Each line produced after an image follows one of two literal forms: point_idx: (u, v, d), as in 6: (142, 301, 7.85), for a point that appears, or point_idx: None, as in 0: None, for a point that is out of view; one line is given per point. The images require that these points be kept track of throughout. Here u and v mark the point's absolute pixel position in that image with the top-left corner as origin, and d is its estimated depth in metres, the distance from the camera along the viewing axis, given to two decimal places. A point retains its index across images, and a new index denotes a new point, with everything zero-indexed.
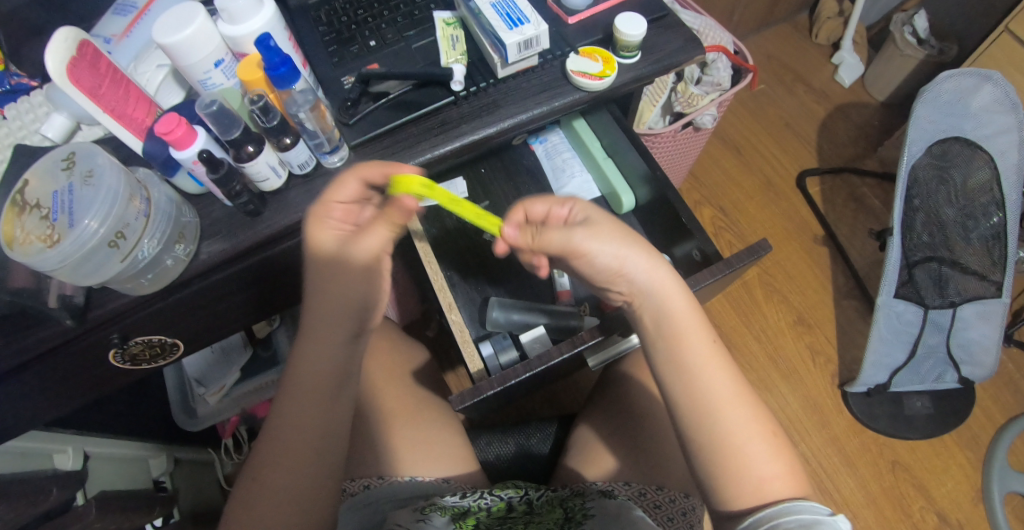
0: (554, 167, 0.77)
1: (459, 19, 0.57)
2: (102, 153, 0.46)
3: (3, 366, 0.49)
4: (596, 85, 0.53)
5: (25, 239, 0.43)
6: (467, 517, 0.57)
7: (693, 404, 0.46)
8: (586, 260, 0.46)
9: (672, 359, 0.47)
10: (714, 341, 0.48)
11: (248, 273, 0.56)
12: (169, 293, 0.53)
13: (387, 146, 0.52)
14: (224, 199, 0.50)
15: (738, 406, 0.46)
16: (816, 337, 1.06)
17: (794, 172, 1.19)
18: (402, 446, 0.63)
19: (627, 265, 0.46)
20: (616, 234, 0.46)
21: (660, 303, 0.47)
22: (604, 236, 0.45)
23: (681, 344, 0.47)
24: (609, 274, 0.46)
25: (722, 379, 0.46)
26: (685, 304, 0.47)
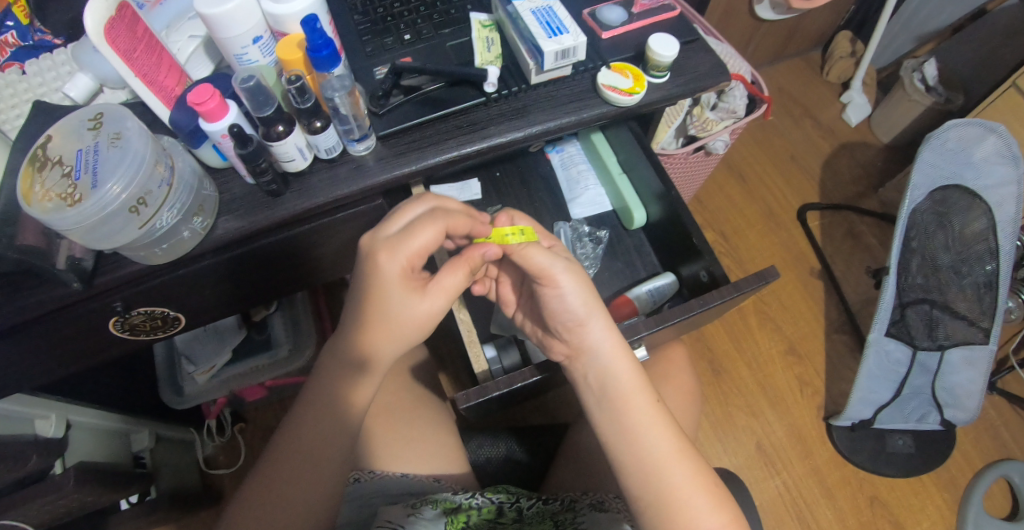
0: (568, 178, 0.74)
1: (495, 22, 0.57)
2: (131, 117, 0.46)
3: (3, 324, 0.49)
4: (626, 101, 0.54)
5: (46, 195, 0.43)
6: (458, 514, 0.59)
7: (633, 458, 0.48)
8: (552, 292, 0.50)
9: (616, 415, 0.49)
10: (657, 398, 0.51)
11: (247, 257, 0.55)
12: (163, 270, 0.52)
13: (414, 139, 0.51)
14: (247, 175, 0.49)
15: (678, 461, 0.47)
16: (805, 369, 1.07)
17: (795, 203, 1.21)
18: (382, 433, 0.63)
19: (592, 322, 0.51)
20: (589, 291, 0.51)
21: (606, 365, 0.51)
22: (576, 282, 0.50)
23: (623, 403, 0.49)
24: (575, 321, 0.51)
25: (659, 436, 0.48)
26: (629, 361, 0.51)
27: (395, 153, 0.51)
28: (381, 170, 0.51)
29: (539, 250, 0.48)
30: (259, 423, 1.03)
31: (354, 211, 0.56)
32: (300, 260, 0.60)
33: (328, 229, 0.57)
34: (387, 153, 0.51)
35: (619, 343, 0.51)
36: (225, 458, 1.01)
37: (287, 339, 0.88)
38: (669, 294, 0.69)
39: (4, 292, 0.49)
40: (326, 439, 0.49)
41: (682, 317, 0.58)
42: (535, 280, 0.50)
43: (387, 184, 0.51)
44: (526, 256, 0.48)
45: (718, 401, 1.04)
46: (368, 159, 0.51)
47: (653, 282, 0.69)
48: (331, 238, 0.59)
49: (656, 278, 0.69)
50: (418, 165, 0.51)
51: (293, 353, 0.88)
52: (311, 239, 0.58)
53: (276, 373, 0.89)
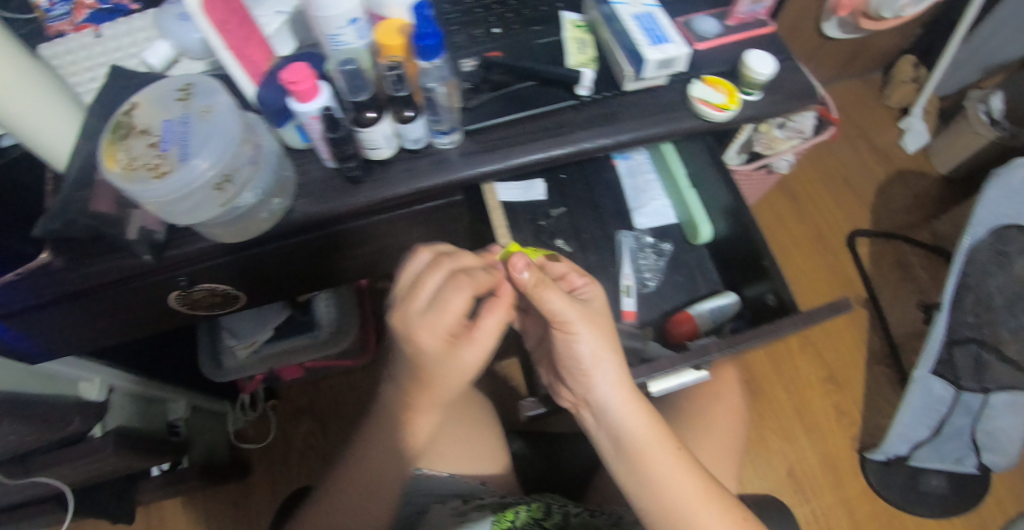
0: (634, 186, 0.73)
1: (588, 22, 0.56)
2: (222, 91, 0.44)
3: (68, 288, 0.50)
4: (717, 117, 0.52)
5: (131, 165, 0.41)
6: (505, 512, 0.57)
7: (658, 507, 0.48)
8: (568, 341, 0.45)
9: (636, 467, 0.48)
10: (677, 441, 0.49)
11: (308, 245, 0.54)
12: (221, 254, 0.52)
13: (501, 137, 0.50)
14: (329, 158, 0.48)
15: (704, 507, 0.47)
16: (843, 398, 1.05)
17: (845, 228, 1.18)
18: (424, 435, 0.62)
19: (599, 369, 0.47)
20: (600, 340, 0.47)
21: (619, 420, 0.48)
22: (587, 333, 0.45)
23: (641, 457, 0.48)
24: (580, 370, 0.47)
25: (685, 484, 0.48)
26: (644, 412, 0.49)
27: (481, 149, 0.49)
28: (464, 165, 0.49)
29: (559, 295, 0.44)
30: (291, 401, 1.03)
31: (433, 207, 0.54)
32: (362, 252, 0.58)
33: (403, 223, 0.55)
34: (472, 148, 0.49)
35: (631, 391, 0.49)
36: (255, 432, 1.01)
37: (330, 323, 0.88)
38: (729, 314, 0.67)
39: (68, 258, 0.50)
40: (377, 478, 0.54)
41: (753, 342, 0.55)
42: (553, 326, 0.45)
43: (467, 181, 0.49)
44: (547, 301, 0.44)
45: (752, 421, 1.03)
46: (453, 152, 0.49)
47: (715, 300, 0.67)
48: (402, 233, 0.57)
49: (717, 296, 0.68)
50: (505, 164, 0.49)
51: (335, 336, 0.88)
52: (379, 232, 0.56)
53: (316, 354, 0.88)
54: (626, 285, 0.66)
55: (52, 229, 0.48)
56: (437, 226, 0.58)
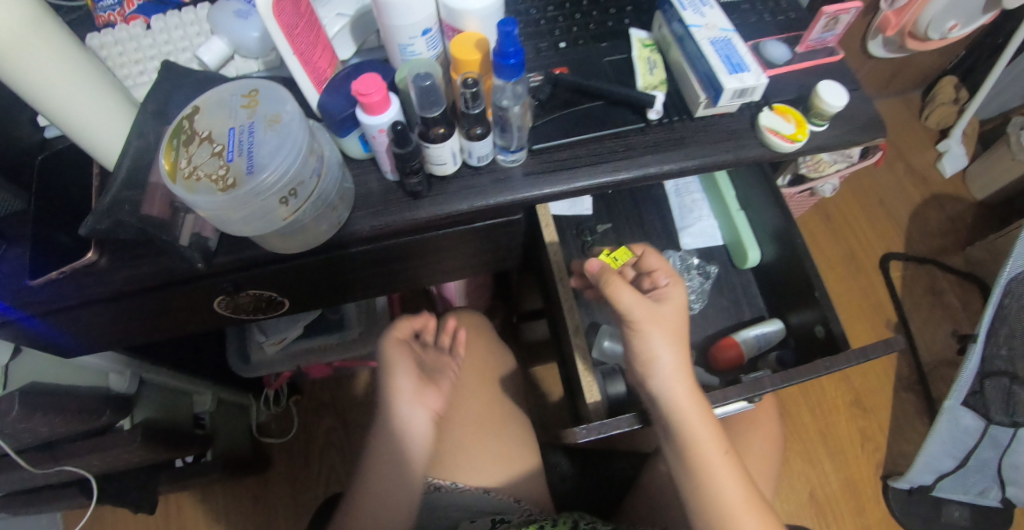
0: (681, 206, 0.71)
1: (655, 42, 0.56)
2: (289, 99, 0.43)
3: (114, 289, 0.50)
4: (786, 148, 0.51)
5: (196, 174, 0.40)
6: (532, 523, 0.56)
7: (701, 504, 0.49)
8: (639, 336, 0.49)
9: (685, 462, 0.50)
10: (726, 443, 0.50)
11: (372, 255, 0.53)
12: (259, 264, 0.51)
13: (568, 157, 0.49)
14: (391, 171, 0.46)
15: (745, 513, 0.48)
16: (869, 423, 1.04)
17: (878, 250, 1.16)
18: (456, 451, 0.63)
19: (660, 361, 0.49)
20: (669, 335, 0.49)
21: (673, 415, 0.50)
22: (654, 330, 0.49)
23: (691, 451, 0.49)
24: (644, 362, 0.50)
25: (727, 483, 0.49)
26: (701, 410, 0.50)
27: (546, 169, 0.48)
28: (528, 185, 0.48)
29: (630, 293, 0.48)
30: (315, 398, 1.02)
31: (496, 222, 0.53)
32: (413, 265, 0.58)
33: (464, 236, 0.54)
34: (537, 168, 0.48)
35: (691, 387, 0.50)
36: (277, 427, 1.01)
37: (359, 323, 0.87)
38: (774, 342, 0.66)
39: (113, 258, 0.50)
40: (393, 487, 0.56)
41: (805, 376, 0.55)
42: (627, 321, 0.49)
43: (529, 201, 0.48)
44: (620, 298, 0.49)
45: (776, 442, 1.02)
46: (516, 170, 0.48)
47: (761, 327, 0.66)
48: (457, 246, 0.56)
49: (762, 323, 0.66)
50: (569, 185, 0.48)
51: (363, 336, 0.87)
52: (437, 244, 0.54)
53: (346, 353, 0.89)
54: None
55: (99, 229, 0.45)
56: (496, 240, 0.57)
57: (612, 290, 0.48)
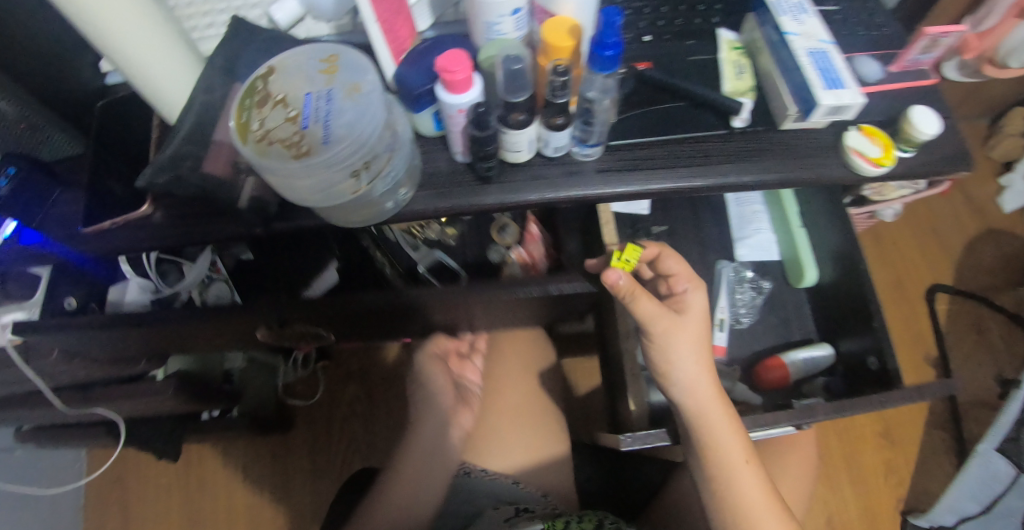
0: (740, 215, 0.69)
1: (744, 45, 0.54)
2: (370, 69, 0.41)
3: (166, 245, 0.50)
4: (870, 172, 0.48)
5: (267, 137, 0.39)
6: (556, 519, 0.54)
7: (722, 508, 0.48)
8: (659, 340, 0.49)
9: (705, 466, 0.49)
10: (749, 450, 0.49)
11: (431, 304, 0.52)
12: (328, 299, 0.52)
13: (644, 157, 0.47)
14: (462, 152, 0.45)
15: (767, 519, 0.47)
16: (895, 456, 1.01)
17: (925, 280, 1.12)
18: (488, 437, 0.62)
19: (678, 368, 0.49)
20: (691, 343, 0.49)
21: (694, 418, 0.49)
22: (679, 337, 0.49)
23: (709, 455, 0.49)
24: (662, 365, 0.50)
25: (750, 489, 0.48)
26: (726, 414, 0.49)
27: (622, 167, 0.47)
28: (601, 182, 0.46)
29: (648, 300, 0.47)
30: (341, 365, 1.02)
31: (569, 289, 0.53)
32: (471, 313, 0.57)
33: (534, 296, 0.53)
34: (612, 165, 0.46)
35: (713, 388, 0.49)
36: (303, 389, 1.00)
37: None
38: (822, 367, 0.64)
39: (167, 213, 0.50)
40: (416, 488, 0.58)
41: (856, 409, 0.54)
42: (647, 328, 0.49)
43: (600, 199, 0.46)
44: (639, 305, 0.48)
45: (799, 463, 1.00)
46: (591, 165, 0.46)
47: (810, 350, 0.64)
48: (522, 303, 0.55)
49: (812, 346, 0.64)
50: (642, 186, 0.46)
51: None
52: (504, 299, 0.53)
53: None
54: (720, 319, 0.63)
55: (157, 182, 0.45)
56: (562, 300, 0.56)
57: (633, 297, 0.47)
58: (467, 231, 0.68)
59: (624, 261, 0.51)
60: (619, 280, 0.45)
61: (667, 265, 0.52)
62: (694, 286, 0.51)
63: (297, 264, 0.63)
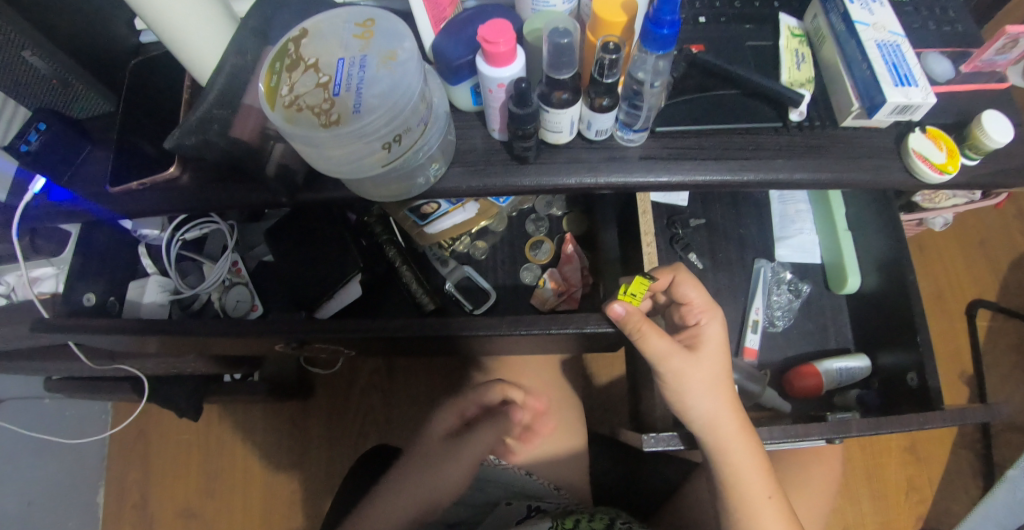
0: (783, 214, 0.65)
1: (805, 33, 0.51)
2: (407, 35, 0.39)
3: (191, 208, 0.49)
4: (932, 178, 0.45)
5: (295, 103, 0.37)
6: (566, 517, 0.52)
7: None
8: (672, 372, 0.47)
9: (724, 502, 0.47)
10: (771, 486, 0.47)
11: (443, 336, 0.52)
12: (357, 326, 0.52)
13: (692, 145, 0.45)
14: (499, 129, 0.43)
15: None
16: (920, 473, 0.98)
17: (968, 294, 1.07)
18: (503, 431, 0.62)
19: (691, 402, 0.47)
20: (705, 381, 0.47)
21: (712, 452, 0.47)
22: (694, 374, 0.47)
23: (729, 491, 0.47)
24: (675, 398, 0.48)
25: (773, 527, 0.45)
26: (746, 448, 0.47)
27: (668, 155, 0.44)
28: (644, 169, 0.44)
29: (657, 334, 0.46)
30: None
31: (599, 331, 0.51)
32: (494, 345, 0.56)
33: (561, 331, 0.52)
34: (658, 152, 0.44)
35: (733, 421, 0.47)
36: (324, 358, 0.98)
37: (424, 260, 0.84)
38: (858, 379, 0.61)
39: (195, 177, 0.49)
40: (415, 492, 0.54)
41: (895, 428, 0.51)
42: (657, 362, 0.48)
43: (641, 186, 0.44)
44: (645, 340, 0.47)
45: None
46: (635, 151, 0.44)
47: (847, 361, 0.61)
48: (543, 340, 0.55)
49: (848, 357, 0.61)
50: (686, 178, 0.44)
51: None
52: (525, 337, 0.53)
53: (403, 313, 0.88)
54: (754, 320, 0.60)
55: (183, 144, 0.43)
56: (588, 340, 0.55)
57: (639, 331, 0.46)
58: (498, 245, 0.67)
59: (631, 295, 0.49)
60: (618, 312, 0.46)
61: (683, 294, 0.50)
62: (709, 316, 0.50)
63: (318, 277, 0.60)
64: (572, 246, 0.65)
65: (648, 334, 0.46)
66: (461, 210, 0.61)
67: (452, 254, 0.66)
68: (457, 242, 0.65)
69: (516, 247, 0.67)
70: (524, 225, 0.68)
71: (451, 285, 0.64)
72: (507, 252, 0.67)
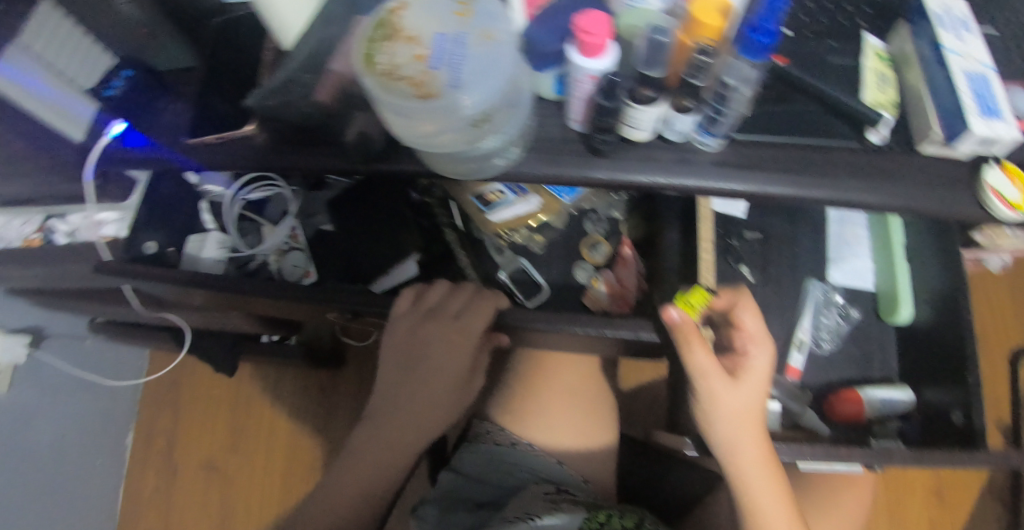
0: (840, 236, 0.65)
1: (890, 56, 0.50)
2: (504, 19, 0.40)
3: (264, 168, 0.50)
4: (1006, 216, 0.44)
5: (393, 72, 0.37)
6: (597, 511, 0.52)
7: None
8: (711, 395, 0.49)
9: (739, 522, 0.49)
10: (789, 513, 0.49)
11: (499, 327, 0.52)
12: (405, 309, 0.51)
13: (767, 156, 0.44)
14: (578, 120, 0.44)
15: None
16: (942, 515, 0.96)
17: (1011, 341, 1.04)
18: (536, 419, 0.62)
19: (720, 425, 0.49)
20: (740, 408, 0.49)
21: (735, 474, 0.49)
22: (731, 398, 0.48)
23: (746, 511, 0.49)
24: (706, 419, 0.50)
25: None
26: (768, 475, 0.49)
27: (742, 164, 0.44)
28: (716, 174, 0.43)
29: (703, 353, 0.47)
30: None
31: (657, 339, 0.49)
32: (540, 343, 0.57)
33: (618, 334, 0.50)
34: (733, 160, 0.44)
35: (760, 448, 0.49)
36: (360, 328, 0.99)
37: None
38: (898, 412, 0.61)
39: (270, 138, 0.50)
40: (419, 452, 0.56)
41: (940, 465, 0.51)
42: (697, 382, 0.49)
43: (711, 192, 0.44)
44: (691, 356, 0.48)
45: None
46: (710, 156, 0.44)
47: (888, 391, 0.60)
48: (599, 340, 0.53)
49: (890, 387, 0.61)
50: (756, 188, 0.43)
51: None
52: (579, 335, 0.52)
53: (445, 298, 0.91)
54: (800, 340, 0.60)
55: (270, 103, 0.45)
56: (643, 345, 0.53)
57: (686, 347, 0.47)
58: (556, 241, 0.69)
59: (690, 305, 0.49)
60: (674, 318, 0.46)
61: (738, 319, 0.52)
62: (758, 346, 0.51)
63: (370, 255, 0.62)
64: (629, 249, 0.65)
65: (694, 352, 0.47)
66: (524, 202, 0.62)
67: (509, 245, 0.67)
68: (516, 233, 0.66)
69: (572, 245, 0.69)
70: (583, 225, 0.69)
71: (505, 275, 0.65)
72: (563, 250, 0.69)
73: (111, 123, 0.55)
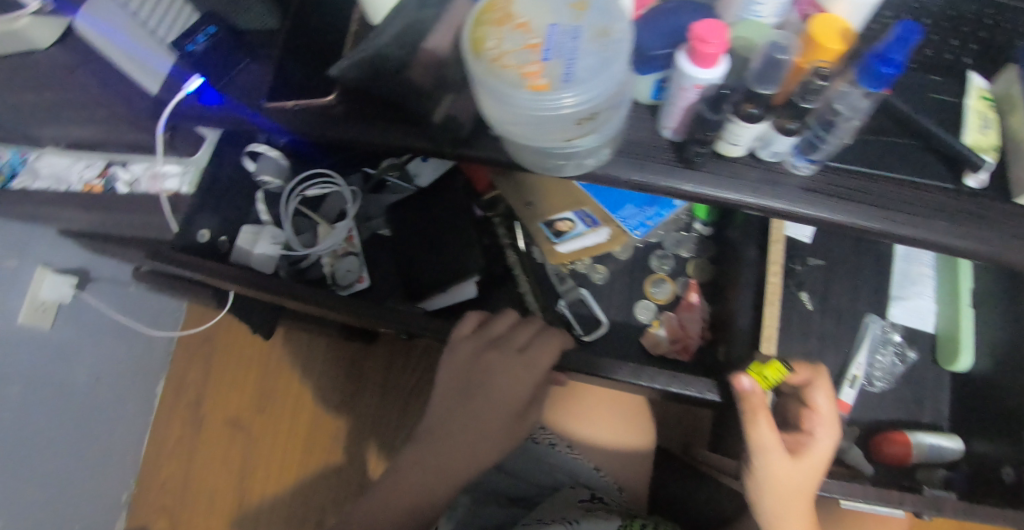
0: (906, 273, 0.63)
1: (994, 97, 0.48)
2: (620, 14, 0.39)
3: (338, 138, 0.49)
4: None
5: (504, 57, 0.37)
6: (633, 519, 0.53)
7: None
8: (766, 470, 0.47)
9: None
10: None
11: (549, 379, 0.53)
12: (467, 333, 0.54)
13: (858, 188, 0.43)
14: (673, 129, 0.43)
15: None
16: None
17: None
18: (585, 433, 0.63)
19: (767, 502, 0.47)
20: (795, 490, 0.47)
21: None
22: (788, 477, 0.46)
23: None
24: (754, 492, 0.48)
25: None
26: None
27: (832, 193, 0.43)
28: (804, 201, 0.43)
29: (768, 427, 0.46)
30: None
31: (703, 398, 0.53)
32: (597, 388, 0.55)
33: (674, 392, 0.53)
34: (823, 188, 0.43)
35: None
36: None
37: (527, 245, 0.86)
38: (944, 460, 0.59)
39: (349, 109, 0.49)
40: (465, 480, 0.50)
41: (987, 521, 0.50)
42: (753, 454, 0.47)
43: (796, 218, 0.43)
44: (754, 427, 0.46)
45: None
46: (801, 180, 0.43)
47: (937, 438, 0.59)
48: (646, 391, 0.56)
49: (939, 435, 0.59)
50: (845, 219, 0.42)
51: None
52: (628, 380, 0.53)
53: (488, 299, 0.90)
54: (854, 375, 0.59)
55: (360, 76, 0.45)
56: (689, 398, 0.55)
57: (753, 415, 0.46)
58: (618, 272, 0.70)
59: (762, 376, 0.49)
60: (744, 389, 0.47)
61: (815, 399, 0.50)
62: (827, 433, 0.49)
63: (435, 268, 0.67)
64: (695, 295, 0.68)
65: (758, 423, 0.46)
66: (594, 234, 0.66)
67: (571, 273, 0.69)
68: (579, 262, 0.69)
69: (635, 278, 0.70)
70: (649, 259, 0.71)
71: (565, 305, 0.67)
72: (628, 279, 0.70)
73: (190, 77, 0.54)
